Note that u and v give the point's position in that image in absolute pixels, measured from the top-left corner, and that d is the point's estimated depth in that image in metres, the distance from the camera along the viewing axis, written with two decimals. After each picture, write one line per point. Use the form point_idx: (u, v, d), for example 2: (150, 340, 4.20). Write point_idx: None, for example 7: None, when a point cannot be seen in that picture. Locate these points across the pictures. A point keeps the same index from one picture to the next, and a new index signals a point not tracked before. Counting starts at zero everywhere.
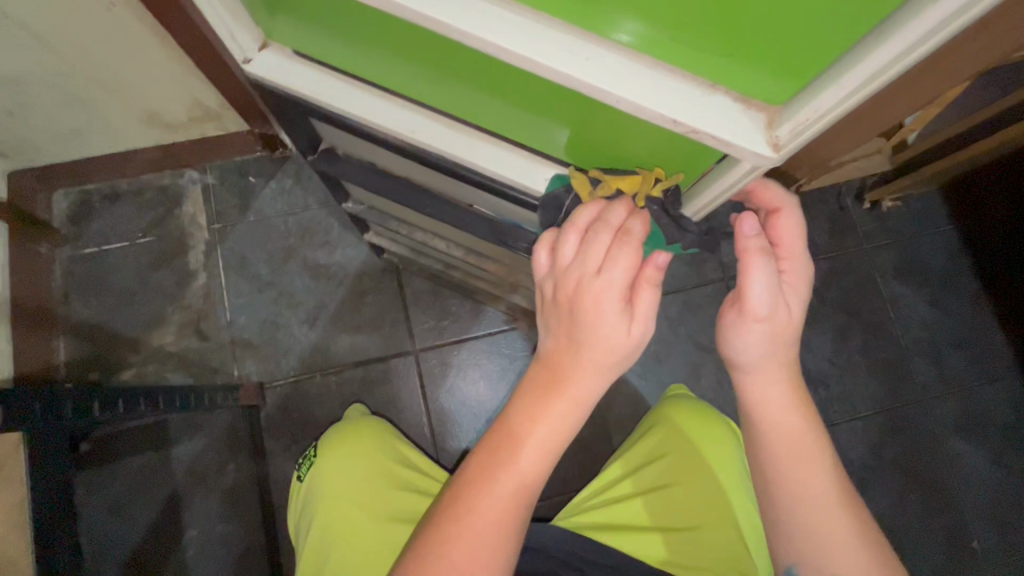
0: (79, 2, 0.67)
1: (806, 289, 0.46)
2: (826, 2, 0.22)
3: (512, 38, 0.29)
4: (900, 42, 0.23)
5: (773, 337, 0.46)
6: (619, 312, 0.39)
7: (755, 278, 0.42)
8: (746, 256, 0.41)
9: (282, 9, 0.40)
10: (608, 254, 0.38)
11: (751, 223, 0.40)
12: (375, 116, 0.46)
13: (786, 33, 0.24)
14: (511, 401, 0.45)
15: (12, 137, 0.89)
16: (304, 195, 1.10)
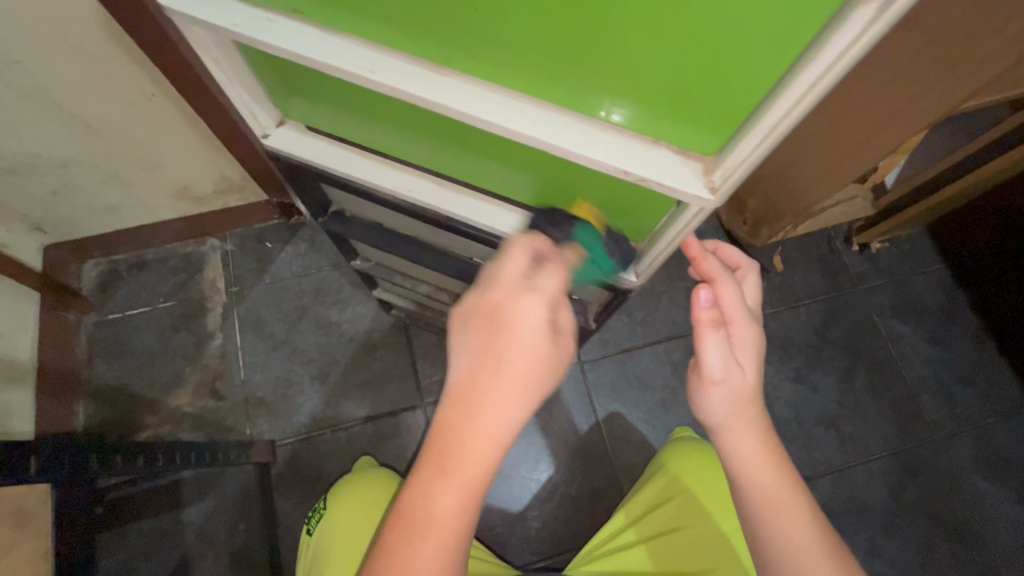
0: (124, 94, 0.76)
1: (760, 352, 0.50)
2: (726, 75, 0.29)
3: (503, 116, 0.36)
4: (785, 103, 0.28)
5: (733, 399, 0.50)
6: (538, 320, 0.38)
7: (708, 343, 0.48)
8: (699, 325, 0.48)
9: (300, 94, 0.47)
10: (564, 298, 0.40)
11: (705, 294, 0.48)
12: (380, 179, 0.51)
13: (699, 97, 0.31)
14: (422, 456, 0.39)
15: (52, 215, 0.97)
16: (317, 257, 1.16)
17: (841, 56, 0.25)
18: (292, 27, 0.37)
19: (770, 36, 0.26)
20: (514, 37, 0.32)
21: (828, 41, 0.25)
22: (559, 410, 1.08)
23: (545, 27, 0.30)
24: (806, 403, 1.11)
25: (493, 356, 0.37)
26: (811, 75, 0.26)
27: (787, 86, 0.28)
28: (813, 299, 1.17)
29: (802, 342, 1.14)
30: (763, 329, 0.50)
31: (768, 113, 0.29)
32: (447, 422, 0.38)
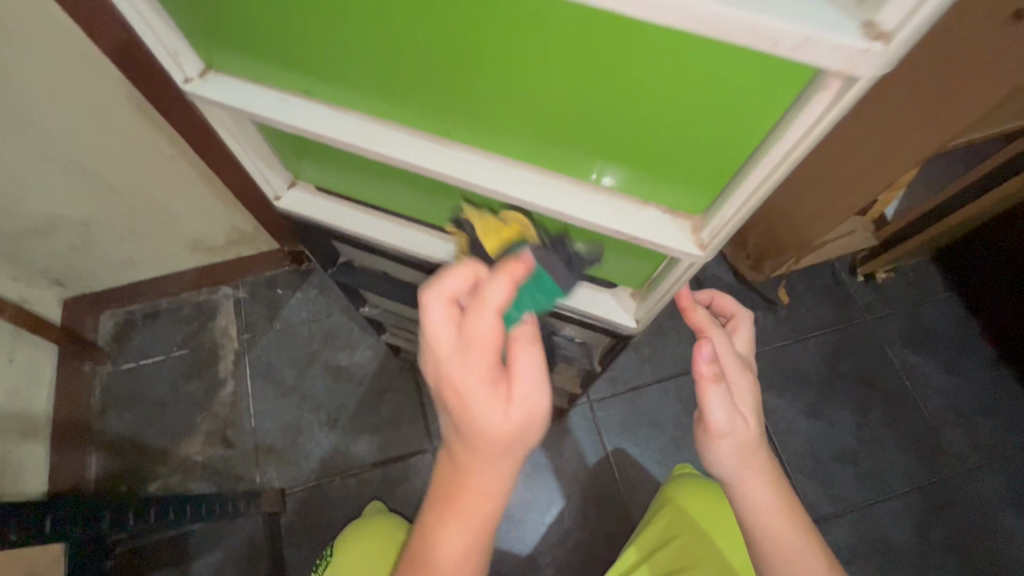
0: (145, 157, 0.80)
1: (755, 398, 0.51)
2: (702, 147, 0.31)
3: (502, 182, 0.38)
4: (761, 172, 0.30)
5: (740, 450, 0.49)
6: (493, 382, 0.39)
7: (713, 397, 0.47)
8: (701, 382, 0.47)
9: (309, 157, 0.50)
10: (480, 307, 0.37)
11: (706, 351, 0.45)
12: (388, 236, 0.54)
13: (681, 164, 0.33)
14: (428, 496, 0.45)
15: (73, 269, 1.00)
16: (327, 302, 1.18)
17: (800, 137, 0.27)
18: (302, 107, 0.40)
19: (742, 116, 0.28)
20: (505, 115, 0.35)
21: (787, 124, 0.27)
22: (570, 450, 1.06)
23: (532, 109, 0.33)
24: (822, 438, 1.09)
25: (457, 416, 0.40)
26: (782, 148, 0.28)
27: (757, 159, 0.30)
28: (822, 331, 1.16)
29: (813, 375, 1.13)
30: (757, 376, 0.51)
31: (743, 181, 0.32)
32: (445, 471, 0.43)
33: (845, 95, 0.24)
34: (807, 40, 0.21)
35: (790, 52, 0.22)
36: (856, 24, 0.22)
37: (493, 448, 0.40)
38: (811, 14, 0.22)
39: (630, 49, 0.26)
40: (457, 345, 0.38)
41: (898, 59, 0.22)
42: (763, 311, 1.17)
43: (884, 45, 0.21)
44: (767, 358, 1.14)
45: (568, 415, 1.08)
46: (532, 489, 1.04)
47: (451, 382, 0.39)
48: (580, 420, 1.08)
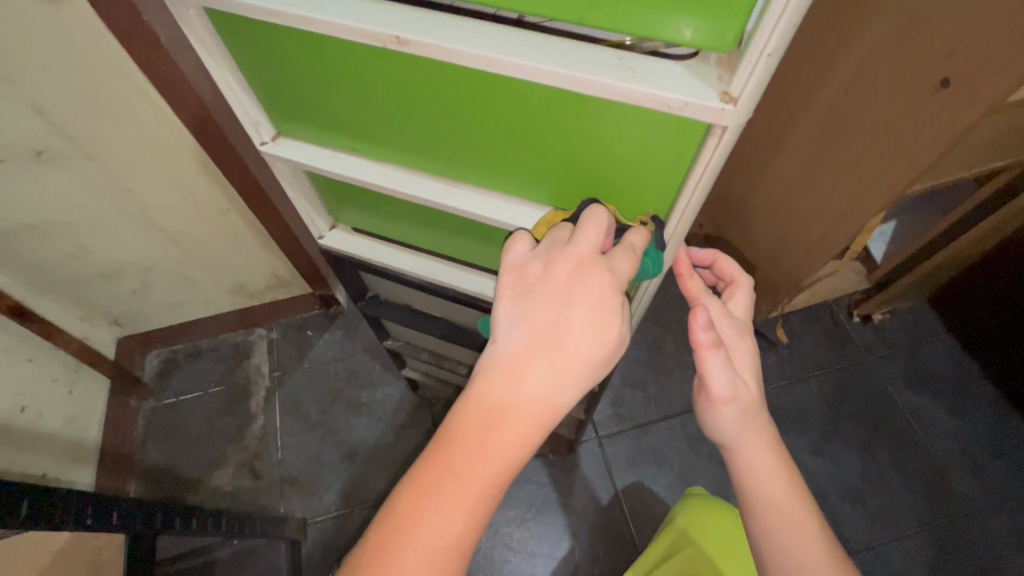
0: (206, 211, 0.94)
1: (755, 363, 0.51)
2: (650, 183, 0.42)
3: (502, 213, 0.49)
4: (690, 194, 0.41)
5: (741, 415, 0.51)
6: (609, 301, 0.39)
7: (713, 365, 0.48)
8: (700, 349, 0.47)
9: (347, 203, 0.61)
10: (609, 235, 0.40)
11: (702, 316, 0.46)
12: (410, 266, 0.64)
13: (635, 197, 0.44)
14: (459, 410, 0.39)
15: (132, 310, 1.12)
16: (351, 343, 1.28)
17: (707, 168, 0.38)
18: (346, 159, 0.52)
19: (670, 160, 0.39)
20: (499, 163, 0.46)
21: (697, 162, 0.38)
22: (579, 484, 1.10)
23: (518, 158, 0.44)
24: (827, 476, 1.10)
25: (556, 328, 0.39)
26: (698, 177, 0.39)
27: (684, 188, 0.41)
28: (822, 370, 1.20)
29: (817, 413, 1.16)
30: (756, 341, 0.52)
31: (676, 202, 0.43)
32: (504, 387, 0.39)
33: (724, 139, 0.35)
34: (686, 103, 0.32)
35: (677, 111, 0.33)
36: (716, 93, 0.32)
37: (578, 380, 0.39)
38: (686, 87, 0.32)
39: (581, 114, 0.37)
40: (584, 253, 0.39)
41: (749, 113, 0.32)
42: (764, 351, 1.22)
43: (735, 105, 0.32)
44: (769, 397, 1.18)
45: (576, 450, 1.13)
46: (542, 523, 1.07)
47: (572, 290, 0.39)
48: (589, 455, 1.13)
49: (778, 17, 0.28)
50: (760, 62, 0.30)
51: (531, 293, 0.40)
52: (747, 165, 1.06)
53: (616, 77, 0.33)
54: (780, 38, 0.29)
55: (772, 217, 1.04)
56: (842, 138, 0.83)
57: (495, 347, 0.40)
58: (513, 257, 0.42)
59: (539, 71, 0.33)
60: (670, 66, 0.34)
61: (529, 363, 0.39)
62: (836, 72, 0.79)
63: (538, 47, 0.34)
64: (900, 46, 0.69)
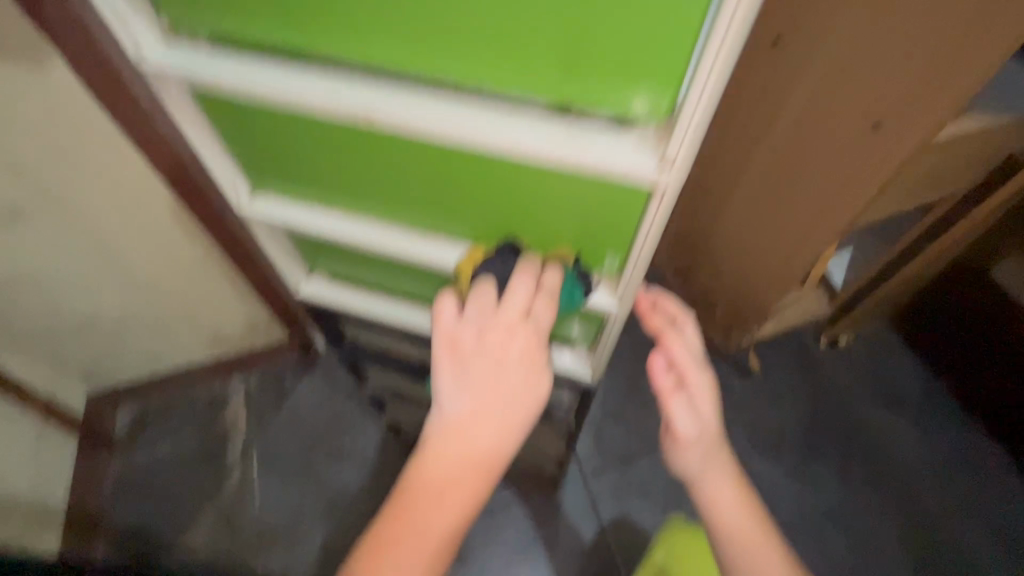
0: (181, 262, 0.94)
1: (716, 397, 0.53)
2: (604, 233, 0.46)
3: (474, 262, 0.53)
4: (641, 242, 0.45)
5: (707, 451, 0.52)
6: (536, 353, 0.46)
7: (674, 407, 0.52)
8: (660, 392, 0.53)
9: (324, 254, 0.63)
10: (533, 298, 0.46)
11: (655, 364, 0.54)
12: (387, 312, 0.66)
13: (592, 244, 0.49)
14: (416, 469, 0.44)
15: (104, 366, 1.10)
16: (331, 388, 1.26)
17: (651, 222, 0.42)
18: (325, 216, 0.55)
19: (620, 213, 0.43)
20: (468, 216, 0.50)
21: (644, 216, 0.43)
22: (564, 522, 1.10)
23: (485, 212, 0.49)
24: (804, 500, 1.13)
25: (495, 383, 0.45)
26: (647, 228, 0.43)
27: (635, 237, 0.45)
28: (796, 395, 1.23)
29: (792, 438, 1.19)
30: (714, 374, 0.54)
31: (631, 249, 0.47)
32: (456, 441, 0.44)
33: (665, 199, 0.39)
34: (629, 169, 0.37)
35: (622, 175, 0.38)
36: (653, 159, 0.37)
37: (518, 425, 0.46)
38: (627, 153, 0.37)
39: (536, 175, 0.42)
40: (512, 316, 0.46)
41: (683, 175, 0.37)
42: (739, 378, 1.25)
43: (670, 168, 0.37)
44: (745, 423, 1.20)
45: (561, 486, 1.12)
46: (528, 563, 1.06)
47: (505, 353, 0.46)
48: (574, 492, 1.12)
49: (698, 98, 0.33)
50: (689, 132, 0.34)
51: (467, 361, 0.46)
52: (703, 205, 1.10)
53: (567, 149, 0.38)
54: (701, 115, 0.34)
55: (734, 255, 1.08)
56: (792, 178, 0.89)
57: (442, 409, 0.45)
58: (443, 323, 0.47)
59: (500, 142, 0.38)
60: (613, 135, 0.38)
61: (475, 422, 0.44)
62: None
63: (497, 122, 0.38)
64: (835, 91, 0.75)
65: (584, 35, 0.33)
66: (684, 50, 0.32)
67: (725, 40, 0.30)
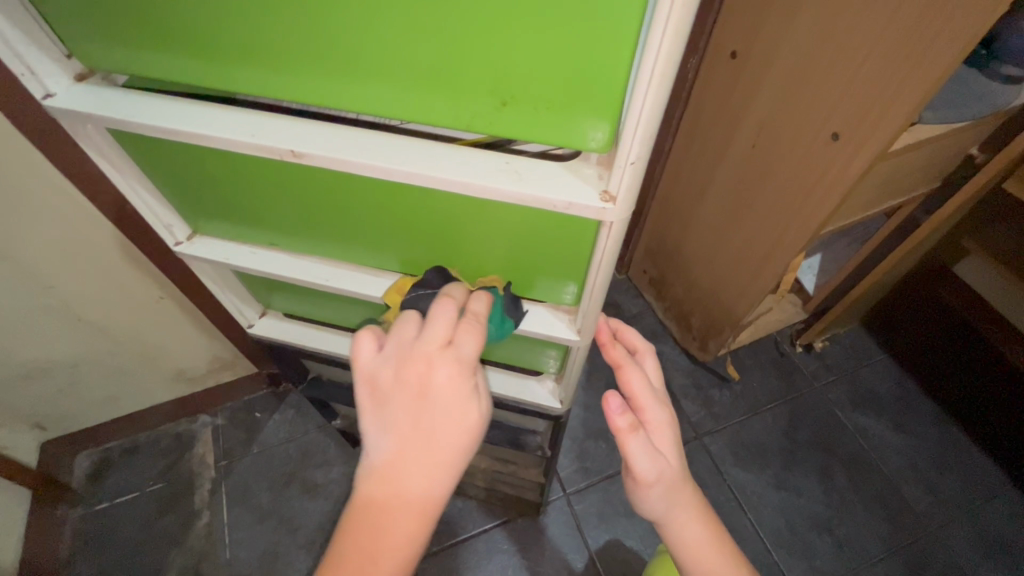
0: (137, 301, 0.90)
1: (675, 434, 0.51)
2: (558, 262, 0.45)
3: None
4: (597, 274, 0.44)
5: (666, 489, 0.50)
6: (466, 386, 0.40)
7: (634, 449, 0.47)
8: (619, 432, 0.47)
9: (277, 292, 0.61)
10: (454, 325, 0.41)
11: (615, 403, 0.47)
12: (345, 349, 0.64)
13: (547, 275, 0.47)
14: (347, 524, 0.40)
15: (58, 413, 1.03)
16: (303, 422, 1.22)
17: (602, 254, 0.41)
18: (269, 254, 0.53)
19: (571, 243, 0.42)
20: (418, 250, 0.48)
21: (596, 247, 0.41)
22: (549, 549, 1.07)
23: (435, 245, 0.47)
24: (792, 508, 1.12)
25: (419, 426, 0.40)
26: (600, 260, 0.42)
27: (590, 268, 0.44)
28: (775, 402, 1.23)
29: (775, 446, 1.18)
30: (673, 410, 0.51)
31: (586, 281, 0.46)
32: (383, 495, 0.40)
33: (615, 231, 0.38)
34: (570, 204, 0.35)
35: (564, 210, 0.36)
36: (597, 193, 0.36)
37: (453, 469, 0.40)
38: (569, 187, 0.36)
39: (480, 208, 0.41)
40: (432, 347, 0.40)
41: (629, 209, 0.36)
42: (717, 388, 1.25)
43: (614, 202, 0.35)
44: (727, 433, 1.19)
45: (544, 511, 1.10)
46: None
47: (425, 390, 0.40)
48: (558, 515, 1.10)
49: (635, 128, 0.32)
50: (628, 166, 0.33)
51: (387, 402, 0.41)
52: (678, 213, 1.12)
53: (502, 182, 0.36)
54: (640, 146, 0.33)
55: (706, 260, 1.09)
56: (758, 190, 0.89)
57: (369, 460, 0.41)
58: (360, 362, 0.42)
59: (432, 179, 0.36)
60: (553, 168, 0.37)
61: (401, 471, 0.39)
62: (745, 127, 0.86)
63: (431, 157, 0.37)
64: (794, 102, 0.76)
65: (513, 67, 0.31)
66: (620, 84, 0.31)
67: (656, 67, 0.29)
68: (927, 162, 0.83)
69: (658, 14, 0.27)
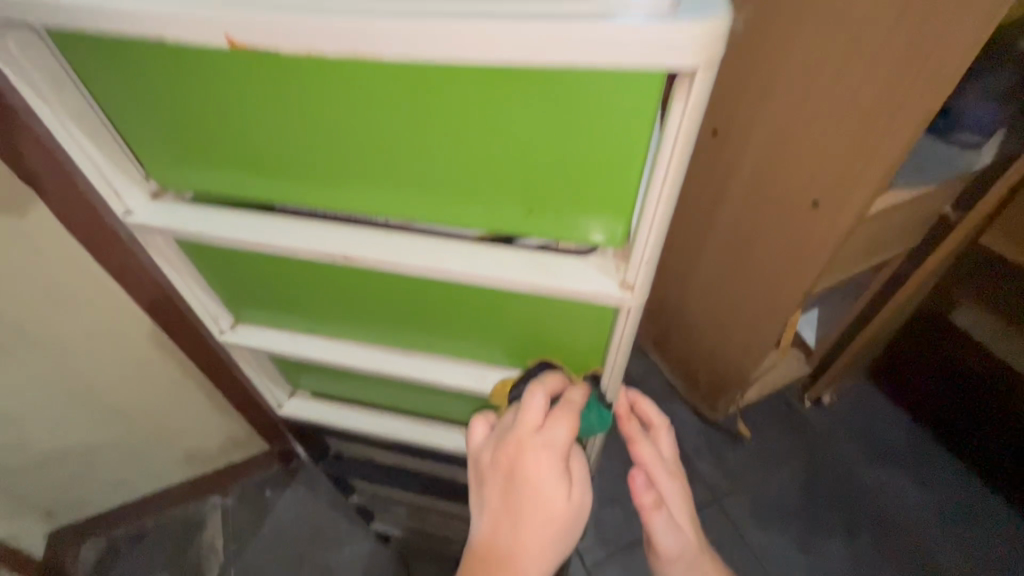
0: (158, 383, 0.92)
1: (692, 509, 0.53)
2: (577, 345, 0.49)
3: (452, 376, 0.55)
4: (615, 354, 0.47)
5: (691, 566, 0.54)
6: (556, 474, 0.41)
7: (658, 525, 0.51)
8: (644, 509, 0.50)
9: (308, 373, 0.64)
10: (548, 413, 0.42)
11: (640, 478, 0.50)
12: (367, 424, 0.66)
13: (565, 354, 0.51)
14: None
15: (69, 499, 1.01)
16: (315, 499, 1.20)
17: (620, 337, 0.45)
18: (305, 341, 0.57)
19: (590, 328, 0.46)
20: (445, 332, 0.52)
21: (613, 329, 0.45)
22: None
23: (464, 328, 0.51)
24: (817, 572, 1.09)
25: (513, 511, 0.41)
26: (618, 342, 0.46)
27: (609, 350, 0.48)
28: (790, 458, 1.22)
29: (794, 506, 1.16)
30: (687, 485, 0.53)
31: (605, 361, 0.49)
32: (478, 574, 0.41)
33: (631, 316, 0.42)
34: (594, 292, 0.40)
35: (588, 297, 0.41)
36: (616, 282, 0.40)
37: (543, 556, 0.41)
38: (591, 279, 0.41)
39: (510, 298, 0.45)
40: (523, 431, 0.42)
41: (644, 297, 0.40)
42: (730, 446, 1.24)
43: (633, 291, 0.40)
44: (744, 494, 1.18)
45: None
46: None
47: (517, 474, 0.41)
48: None
49: (647, 231, 0.37)
50: (643, 265, 0.39)
51: (486, 485, 0.43)
52: (677, 275, 1.16)
53: (533, 274, 0.41)
54: (652, 248, 0.38)
55: (709, 322, 1.13)
56: (753, 254, 0.94)
57: (472, 538, 0.43)
58: (473, 445, 0.46)
59: (475, 274, 0.41)
60: (576, 262, 0.42)
61: (495, 549, 0.41)
62: (735, 199, 0.93)
63: (471, 255, 0.42)
64: (777, 175, 0.83)
65: (540, 182, 0.37)
66: (630, 193, 0.36)
67: (664, 184, 0.34)
68: (909, 221, 0.89)
69: (665, 141, 0.33)
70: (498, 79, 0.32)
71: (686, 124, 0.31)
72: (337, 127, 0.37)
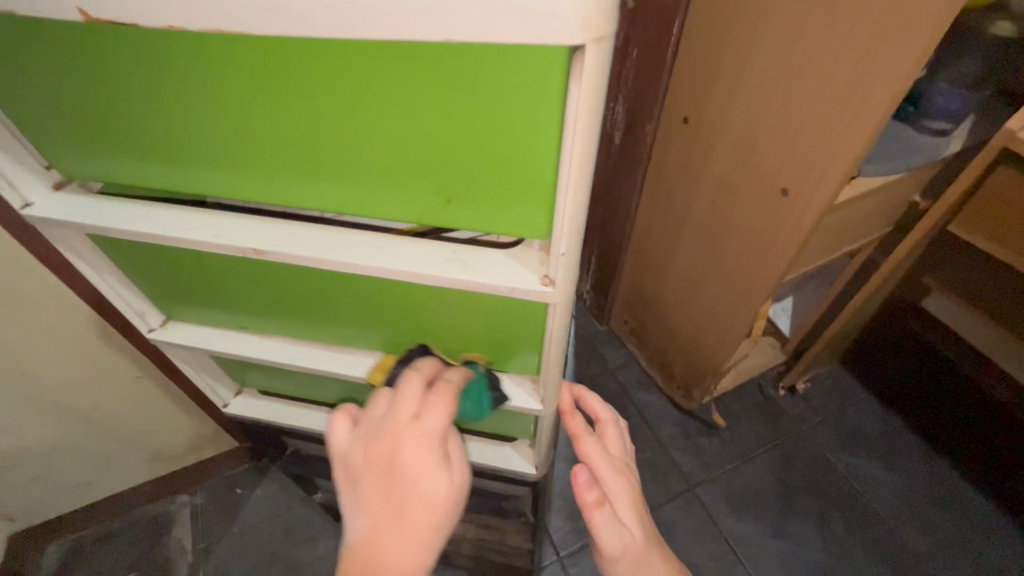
0: (117, 381, 0.90)
1: (642, 509, 0.51)
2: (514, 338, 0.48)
3: None
4: (549, 346, 0.47)
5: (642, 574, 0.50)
6: (436, 459, 0.41)
7: (601, 526, 0.48)
8: (586, 508, 0.49)
9: (255, 372, 0.62)
10: (422, 400, 0.43)
11: (581, 476, 0.49)
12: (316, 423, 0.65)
13: (505, 348, 0.50)
14: None
15: (29, 501, 0.95)
16: (287, 496, 1.19)
17: (551, 329, 0.45)
18: (243, 339, 0.56)
19: (523, 321, 0.45)
20: (381, 328, 0.50)
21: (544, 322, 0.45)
22: None
23: (400, 324, 0.49)
24: (791, 559, 1.09)
25: (393, 501, 0.40)
26: (551, 334, 0.46)
27: (545, 343, 0.47)
28: (764, 447, 1.22)
29: (769, 494, 1.16)
30: (637, 482, 0.52)
31: (542, 353, 0.49)
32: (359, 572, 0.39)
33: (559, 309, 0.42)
34: (513, 288, 0.39)
35: (508, 292, 0.40)
36: (537, 276, 0.39)
37: (426, 545, 0.40)
38: (511, 273, 0.39)
39: (438, 293, 0.44)
40: (398, 420, 0.42)
41: (567, 291, 0.40)
42: (706, 436, 1.24)
43: (553, 286, 0.39)
44: (720, 483, 1.18)
45: None
46: None
47: (393, 463, 0.41)
48: None
49: (562, 223, 0.36)
50: (558, 259, 0.38)
51: (360, 480, 0.42)
52: (649, 266, 1.16)
53: (448, 270, 0.39)
54: (568, 239, 0.37)
55: (681, 312, 1.12)
56: (722, 243, 0.93)
57: (349, 538, 0.41)
58: (338, 444, 0.45)
59: (391, 271, 0.39)
60: (498, 255, 0.40)
61: (376, 544, 0.39)
62: (703, 188, 0.92)
63: (387, 249, 0.40)
64: (742, 163, 0.82)
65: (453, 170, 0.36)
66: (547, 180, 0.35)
67: (572, 174, 0.33)
68: (880, 207, 0.87)
69: (567, 129, 0.31)
70: (394, 60, 0.30)
71: (583, 112, 0.30)
72: (240, 112, 0.35)
